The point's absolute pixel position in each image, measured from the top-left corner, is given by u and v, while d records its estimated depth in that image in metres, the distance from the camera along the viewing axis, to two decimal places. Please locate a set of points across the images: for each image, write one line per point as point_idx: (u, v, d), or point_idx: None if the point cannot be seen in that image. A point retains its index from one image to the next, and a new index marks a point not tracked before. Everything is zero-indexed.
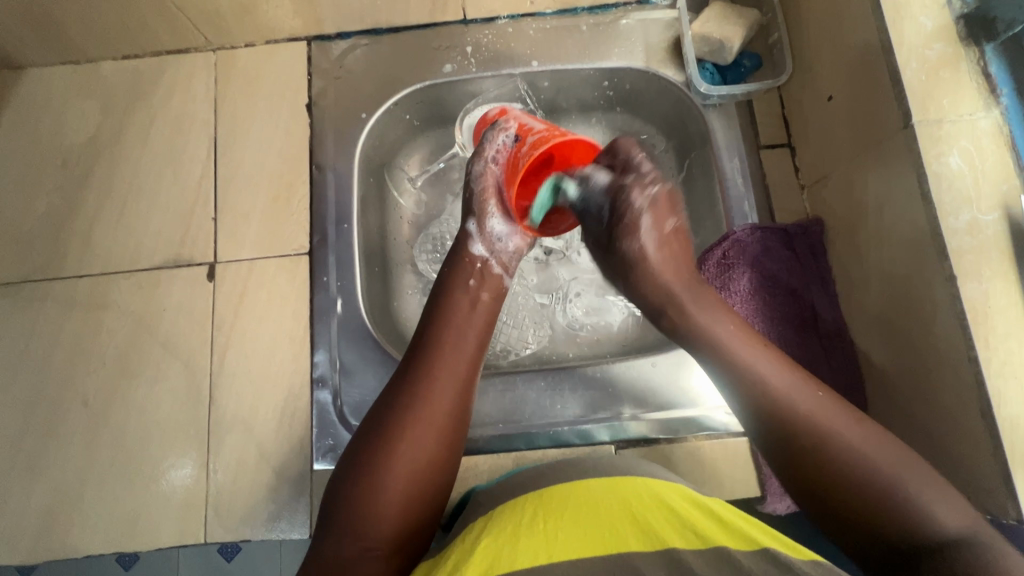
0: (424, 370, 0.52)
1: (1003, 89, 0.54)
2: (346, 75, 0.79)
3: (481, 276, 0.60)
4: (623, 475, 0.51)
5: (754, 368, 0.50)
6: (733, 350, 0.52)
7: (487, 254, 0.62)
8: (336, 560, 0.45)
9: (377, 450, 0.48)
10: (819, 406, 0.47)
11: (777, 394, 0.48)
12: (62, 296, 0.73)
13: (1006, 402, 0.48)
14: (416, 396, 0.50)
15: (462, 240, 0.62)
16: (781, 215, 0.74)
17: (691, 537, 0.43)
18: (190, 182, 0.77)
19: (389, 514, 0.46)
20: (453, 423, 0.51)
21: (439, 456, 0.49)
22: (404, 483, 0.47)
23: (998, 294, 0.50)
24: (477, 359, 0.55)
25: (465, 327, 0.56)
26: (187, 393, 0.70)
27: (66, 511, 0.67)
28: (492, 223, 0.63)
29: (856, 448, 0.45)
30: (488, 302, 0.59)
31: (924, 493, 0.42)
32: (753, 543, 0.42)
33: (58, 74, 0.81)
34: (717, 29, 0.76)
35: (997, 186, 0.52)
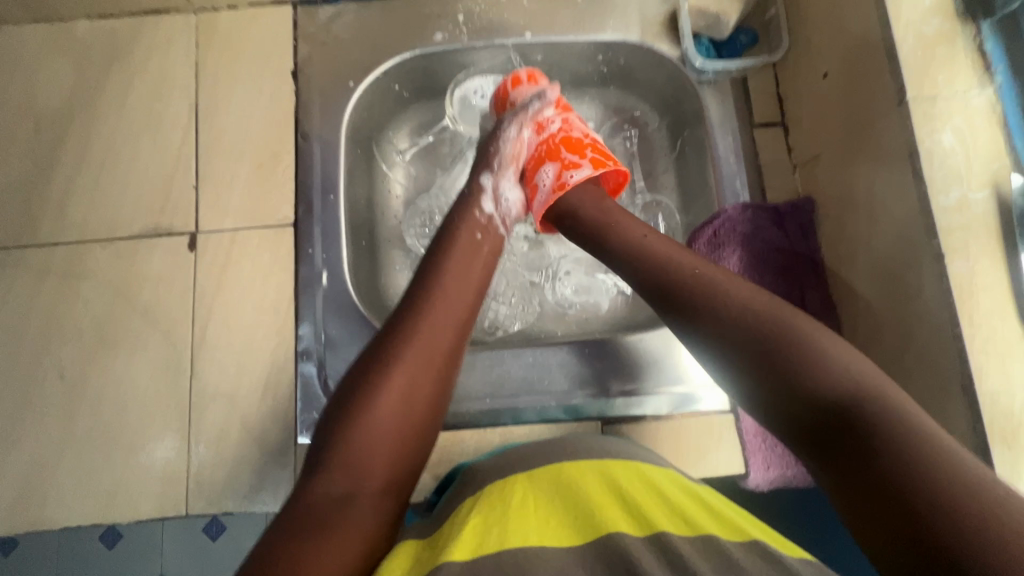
0: (416, 313, 0.50)
1: (998, 67, 0.53)
2: (333, 42, 0.76)
3: (484, 228, 0.59)
4: (614, 457, 0.51)
5: (670, 257, 0.50)
6: (652, 245, 0.52)
7: (494, 210, 0.61)
8: (325, 497, 0.43)
9: (368, 387, 0.46)
10: (749, 293, 0.45)
11: (710, 288, 0.46)
12: (36, 264, 0.71)
13: (987, 379, 0.49)
14: (408, 336, 0.49)
15: (474, 192, 0.61)
16: (773, 194, 0.73)
17: (680, 523, 0.43)
18: (170, 149, 0.74)
19: (379, 447, 0.45)
20: (448, 364, 0.49)
21: (434, 398, 0.48)
22: (393, 421, 0.46)
23: (985, 272, 0.50)
24: (473, 306, 0.53)
25: (464, 273, 0.54)
26: (168, 365, 0.68)
27: (43, 482, 0.65)
28: (503, 183, 0.63)
29: (782, 333, 0.42)
30: (489, 252, 0.57)
31: (833, 353, 0.40)
32: (739, 534, 0.42)
33: (29, 32, 0.77)
34: (715, 2, 0.74)
35: (989, 165, 0.52)
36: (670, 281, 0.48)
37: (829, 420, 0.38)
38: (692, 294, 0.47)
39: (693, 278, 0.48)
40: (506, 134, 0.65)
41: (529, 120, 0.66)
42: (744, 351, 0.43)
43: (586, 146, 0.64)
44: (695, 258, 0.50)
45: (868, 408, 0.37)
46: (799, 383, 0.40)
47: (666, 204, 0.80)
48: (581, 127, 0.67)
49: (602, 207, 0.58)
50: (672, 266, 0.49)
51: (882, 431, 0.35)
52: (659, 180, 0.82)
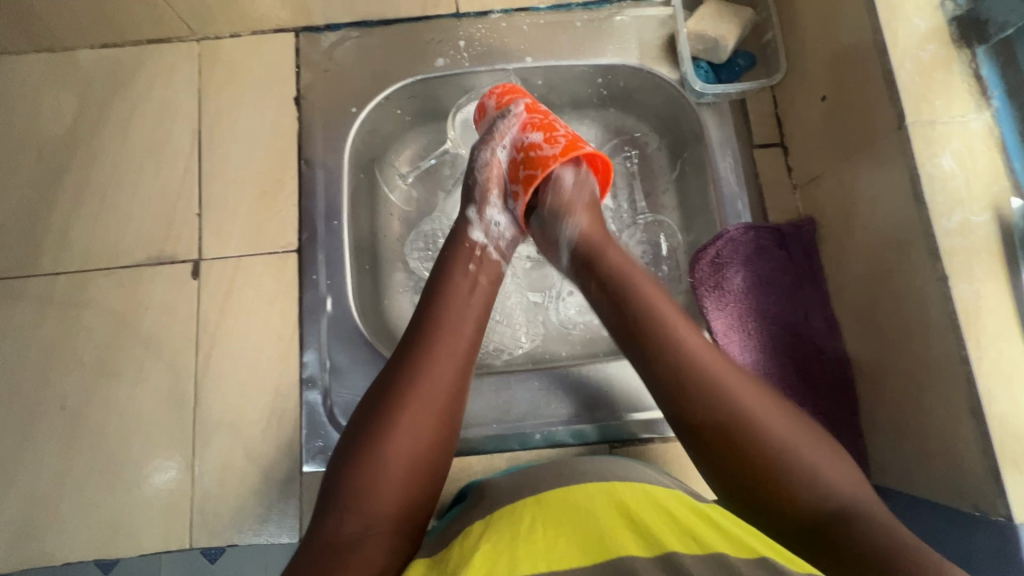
0: (420, 352, 0.50)
1: (994, 92, 0.54)
2: (335, 68, 0.77)
3: (480, 258, 0.59)
4: (622, 480, 0.51)
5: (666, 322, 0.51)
6: (636, 291, 0.53)
7: (486, 239, 0.62)
8: (337, 539, 0.44)
9: (376, 428, 0.47)
10: (731, 375, 0.49)
11: (688, 366, 0.49)
12: (38, 295, 0.70)
13: (995, 402, 0.49)
14: (416, 370, 0.49)
15: (462, 226, 0.62)
16: (774, 214, 0.74)
17: (690, 542, 0.43)
18: (173, 176, 0.75)
19: (389, 488, 0.45)
20: (455, 398, 0.50)
21: (441, 431, 0.48)
22: (403, 461, 0.46)
23: (988, 294, 0.50)
24: (475, 339, 0.53)
25: (464, 306, 0.54)
26: (171, 394, 0.68)
27: (43, 516, 0.64)
28: (491, 213, 0.63)
29: (760, 426, 0.47)
30: (489, 278, 0.58)
31: (810, 447, 0.47)
32: (751, 551, 0.42)
33: (31, 62, 0.77)
34: (712, 26, 0.75)
35: (989, 188, 0.52)
36: (646, 334, 0.51)
37: (817, 521, 0.45)
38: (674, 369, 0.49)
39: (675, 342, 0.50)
40: (481, 159, 0.64)
41: (500, 138, 0.64)
42: (728, 436, 0.47)
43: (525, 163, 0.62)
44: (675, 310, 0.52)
45: (854, 527, 0.44)
46: (785, 469, 0.46)
47: (667, 224, 0.81)
48: (523, 134, 0.64)
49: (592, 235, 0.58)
50: (650, 329, 0.51)
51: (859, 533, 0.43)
52: (660, 200, 0.82)
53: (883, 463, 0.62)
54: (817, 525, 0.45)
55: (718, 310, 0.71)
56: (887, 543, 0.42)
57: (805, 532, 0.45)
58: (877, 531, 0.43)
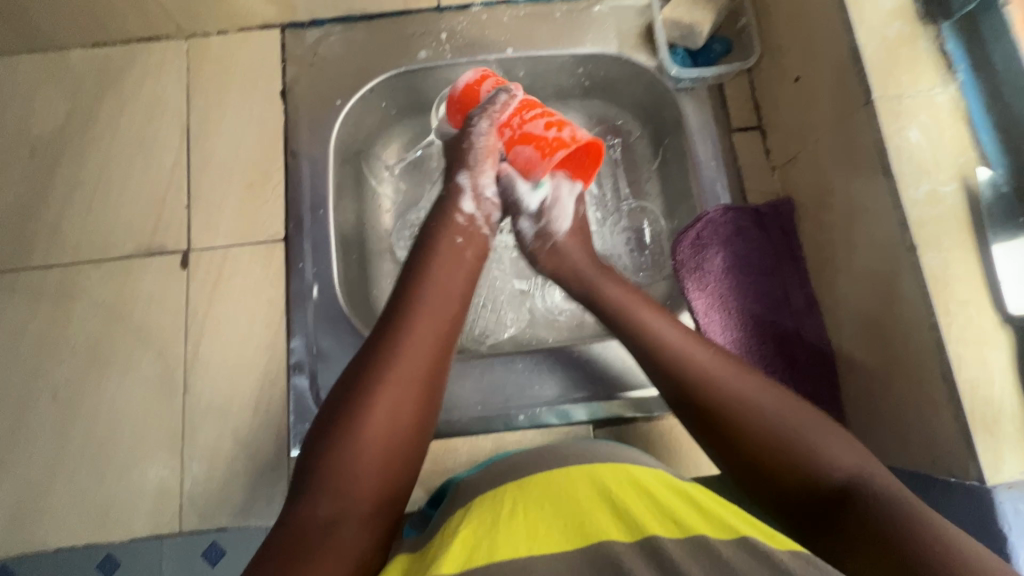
0: (398, 329, 0.50)
1: (960, 65, 0.55)
2: (320, 62, 0.79)
3: (466, 234, 0.59)
4: (605, 461, 0.51)
5: (667, 337, 0.53)
6: (639, 314, 0.56)
7: (476, 210, 0.61)
8: (311, 520, 0.42)
9: (355, 405, 0.46)
10: (727, 372, 0.50)
11: (682, 372, 0.51)
12: (30, 287, 0.72)
13: (966, 367, 0.49)
14: (392, 350, 0.48)
15: (452, 193, 0.61)
16: (753, 196, 0.75)
17: (670, 526, 0.43)
18: (163, 171, 0.76)
19: (366, 468, 0.44)
20: (434, 379, 0.49)
21: (423, 413, 0.48)
22: (381, 440, 0.45)
23: (956, 262, 0.51)
24: (456, 317, 0.53)
25: (445, 285, 0.54)
26: (161, 382, 0.69)
27: (37, 503, 0.65)
28: (483, 177, 0.61)
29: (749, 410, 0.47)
30: (471, 259, 0.57)
31: (821, 441, 0.44)
32: (729, 531, 0.42)
33: (24, 62, 0.79)
34: (687, 13, 0.77)
35: (955, 159, 0.53)
36: (643, 346, 0.54)
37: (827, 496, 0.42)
38: (655, 356, 0.53)
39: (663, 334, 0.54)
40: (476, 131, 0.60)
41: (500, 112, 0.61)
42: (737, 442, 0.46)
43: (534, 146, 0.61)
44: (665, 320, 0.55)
45: (866, 493, 0.41)
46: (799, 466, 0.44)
47: (650, 209, 0.82)
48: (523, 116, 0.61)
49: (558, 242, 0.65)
50: (645, 329, 0.55)
51: (871, 502, 0.40)
52: (644, 188, 0.83)
53: (863, 435, 0.62)
54: (828, 498, 0.42)
55: (700, 289, 0.71)
56: (893, 509, 0.39)
57: (819, 509, 0.42)
58: (894, 505, 0.39)
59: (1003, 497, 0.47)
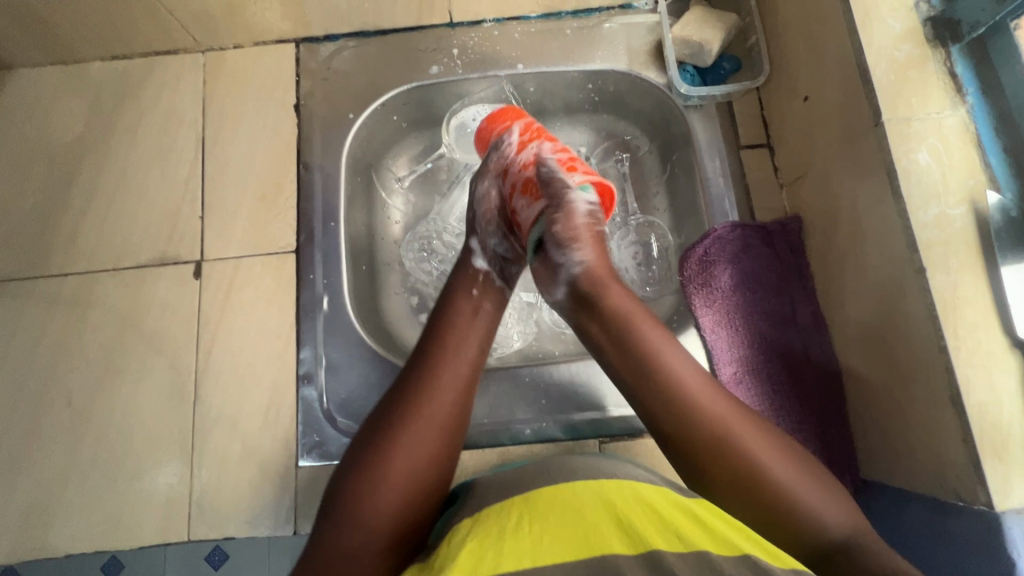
0: (424, 374, 0.51)
1: (969, 89, 0.56)
2: (334, 77, 0.80)
3: (481, 284, 0.60)
4: (610, 477, 0.51)
5: (676, 375, 0.49)
6: (647, 345, 0.51)
7: (488, 266, 0.62)
8: (336, 551, 0.44)
9: (382, 446, 0.47)
10: (735, 420, 0.48)
11: (689, 416, 0.48)
12: (47, 295, 0.73)
13: (974, 391, 0.49)
14: (418, 397, 0.49)
15: (464, 255, 0.63)
16: (761, 213, 0.75)
17: (673, 539, 0.43)
18: (178, 181, 0.77)
19: (383, 513, 0.45)
20: (457, 424, 0.50)
21: (441, 462, 0.48)
22: (403, 479, 0.46)
23: (965, 285, 0.51)
24: (479, 359, 0.54)
25: (466, 329, 0.55)
26: (172, 390, 0.70)
27: (48, 508, 0.66)
28: (491, 242, 0.64)
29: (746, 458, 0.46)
30: (490, 310, 0.58)
31: (818, 498, 0.45)
32: (731, 547, 0.42)
33: (45, 74, 0.81)
34: (698, 32, 0.77)
35: (965, 182, 0.54)
36: (650, 380, 0.50)
37: (818, 550, 0.43)
38: (670, 404, 0.49)
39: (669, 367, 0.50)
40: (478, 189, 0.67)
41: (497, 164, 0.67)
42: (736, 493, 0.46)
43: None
44: (674, 353, 0.51)
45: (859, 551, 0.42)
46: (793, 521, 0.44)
47: (658, 225, 0.82)
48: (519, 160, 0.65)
49: (592, 266, 0.55)
50: (653, 366, 0.50)
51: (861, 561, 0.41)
52: (652, 203, 0.84)
53: (871, 455, 0.62)
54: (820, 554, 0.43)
55: (706, 306, 0.72)
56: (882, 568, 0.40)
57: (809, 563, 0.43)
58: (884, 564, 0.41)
59: (1012, 523, 0.47)
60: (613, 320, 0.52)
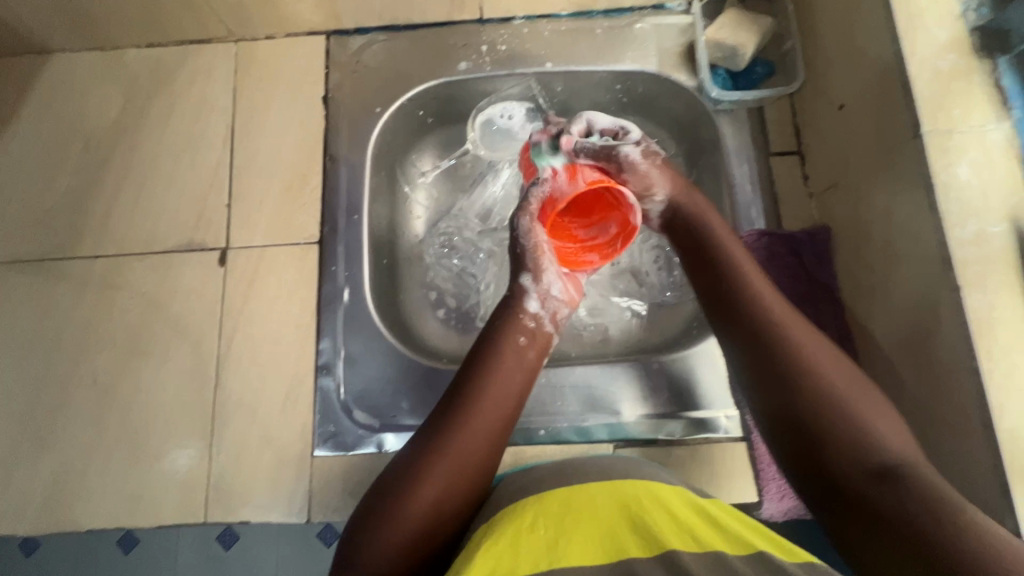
0: (463, 410, 0.52)
1: (1016, 101, 0.54)
2: (363, 70, 0.80)
3: (532, 333, 0.59)
4: (621, 477, 0.51)
5: (815, 365, 0.49)
6: (783, 326, 0.52)
7: (540, 309, 0.61)
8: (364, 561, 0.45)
9: (411, 471, 0.48)
10: (872, 416, 0.46)
11: (830, 407, 0.47)
12: (77, 276, 0.75)
13: (1007, 416, 0.48)
14: (453, 430, 0.50)
15: (518, 294, 0.61)
16: (789, 222, 0.74)
17: (689, 540, 0.44)
18: (206, 169, 0.79)
19: (412, 522, 0.46)
20: (489, 462, 0.51)
21: (473, 485, 0.49)
22: (426, 502, 0.47)
23: (1003, 305, 0.50)
24: (516, 408, 0.54)
25: (510, 377, 0.55)
26: (194, 375, 0.71)
27: (72, 484, 0.68)
28: (547, 279, 0.62)
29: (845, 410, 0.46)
30: (534, 359, 0.58)
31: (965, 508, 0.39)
32: (745, 547, 0.43)
33: (83, 59, 0.83)
34: (732, 34, 0.76)
35: (1006, 199, 0.52)
36: (787, 365, 0.49)
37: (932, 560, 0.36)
38: (807, 393, 0.48)
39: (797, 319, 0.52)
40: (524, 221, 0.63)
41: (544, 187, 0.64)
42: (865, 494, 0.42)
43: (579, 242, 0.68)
44: (812, 340, 0.51)
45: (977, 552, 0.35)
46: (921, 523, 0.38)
47: None
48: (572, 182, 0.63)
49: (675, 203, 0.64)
50: (798, 351, 0.50)
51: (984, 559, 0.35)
52: None
53: None
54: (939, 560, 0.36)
55: None
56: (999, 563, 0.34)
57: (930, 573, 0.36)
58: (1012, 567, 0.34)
59: None
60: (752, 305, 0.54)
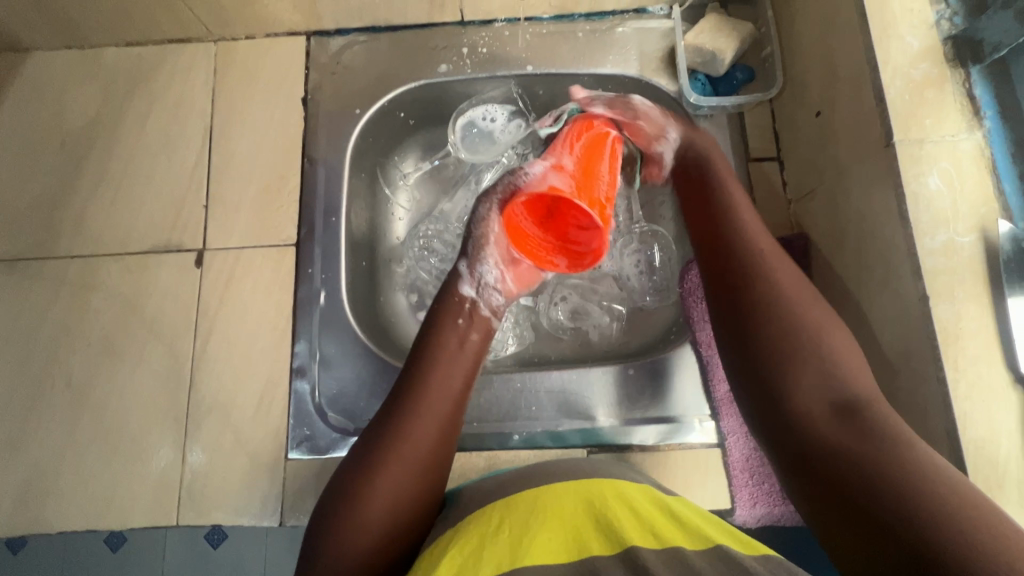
0: (404, 404, 0.50)
1: (987, 112, 0.54)
2: (343, 71, 0.80)
3: (469, 314, 0.58)
4: (590, 478, 0.51)
5: (798, 303, 0.47)
6: (770, 265, 0.50)
7: (477, 295, 0.60)
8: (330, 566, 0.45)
9: (360, 473, 0.47)
10: (849, 356, 0.44)
11: (809, 346, 0.44)
12: (52, 276, 0.74)
13: (971, 426, 0.48)
14: (397, 425, 0.49)
15: (451, 280, 0.61)
16: (767, 229, 0.74)
17: (650, 538, 0.43)
18: (184, 170, 0.78)
19: (370, 525, 0.45)
20: (440, 451, 0.50)
21: (424, 477, 0.49)
22: (381, 502, 0.46)
23: (969, 316, 0.50)
24: (460, 391, 0.53)
25: (450, 364, 0.54)
26: (168, 377, 0.71)
27: (43, 486, 0.68)
28: (482, 268, 0.61)
29: (829, 354, 0.44)
30: (476, 342, 0.57)
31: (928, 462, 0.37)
32: (705, 542, 0.43)
33: (60, 58, 0.82)
34: (710, 40, 0.75)
35: (975, 209, 0.52)
36: (766, 305, 0.47)
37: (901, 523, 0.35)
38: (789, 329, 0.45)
39: (763, 269, 0.49)
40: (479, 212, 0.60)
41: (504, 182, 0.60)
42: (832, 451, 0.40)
43: (553, 235, 0.62)
44: (798, 280, 0.49)
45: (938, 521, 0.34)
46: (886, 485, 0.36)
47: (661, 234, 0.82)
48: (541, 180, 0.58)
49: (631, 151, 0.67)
50: (780, 292, 0.48)
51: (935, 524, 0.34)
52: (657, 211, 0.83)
53: None
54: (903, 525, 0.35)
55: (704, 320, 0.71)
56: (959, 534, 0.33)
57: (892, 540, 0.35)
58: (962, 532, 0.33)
59: None
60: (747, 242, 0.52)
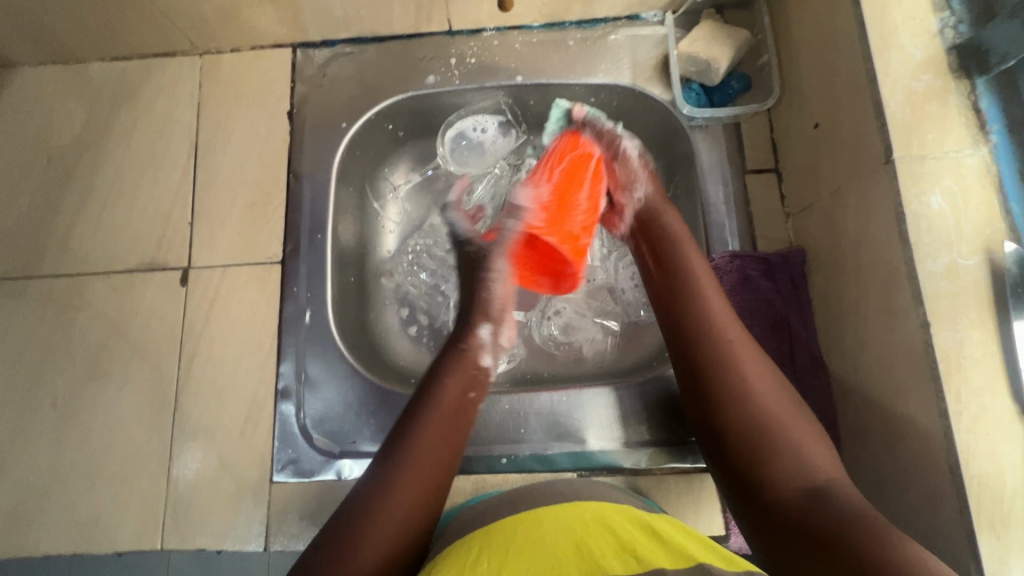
0: (403, 441, 0.49)
1: (993, 126, 0.51)
2: (329, 84, 0.79)
3: (477, 370, 0.55)
4: (569, 503, 0.49)
5: (756, 386, 0.49)
6: (736, 347, 0.51)
7: (491, 358, 0.57)
8: None
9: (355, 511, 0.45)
10: (813, 438, 0.46)
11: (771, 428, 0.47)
12: (38, 295, 0.74)
13: (974, 460, 0.46)
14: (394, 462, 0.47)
15: (461, 326, 0.58)
16: (764, 243, 0.71)
17: (630, 561, 0.41)
18: (169, 186, 0.77)
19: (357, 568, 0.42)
20: (434, 493, 0.47)
21: (422, 524, 0.46)
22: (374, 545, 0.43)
23: (973, 343, 0.47)
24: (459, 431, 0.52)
25: (449, 399, 0.52)
26: (153, 398, 0.70)
27: (29, 509, 0.67)
28: (494, 320, 0.59)
29: (788, 433, 0.46)
30: (476, 388, 0.55)
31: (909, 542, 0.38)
32: (688, 561, 0.41)
33: (47, 73, 0.81)
34: (705, 48, 0.73)
35: (980, 229, 0.49)
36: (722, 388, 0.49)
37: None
38: (751, 417, 0.47)
39: (728, 355, 0.51)
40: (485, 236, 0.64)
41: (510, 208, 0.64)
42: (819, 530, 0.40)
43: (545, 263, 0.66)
44: (761, 363, 0.50)
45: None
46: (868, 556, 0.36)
47: None
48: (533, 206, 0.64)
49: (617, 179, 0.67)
50: (745, 376, 0.49)
51: None
52: None
53: None
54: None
55: None
56: None
57: None
58: None
59: None
60: (708, 322, 0.53)
